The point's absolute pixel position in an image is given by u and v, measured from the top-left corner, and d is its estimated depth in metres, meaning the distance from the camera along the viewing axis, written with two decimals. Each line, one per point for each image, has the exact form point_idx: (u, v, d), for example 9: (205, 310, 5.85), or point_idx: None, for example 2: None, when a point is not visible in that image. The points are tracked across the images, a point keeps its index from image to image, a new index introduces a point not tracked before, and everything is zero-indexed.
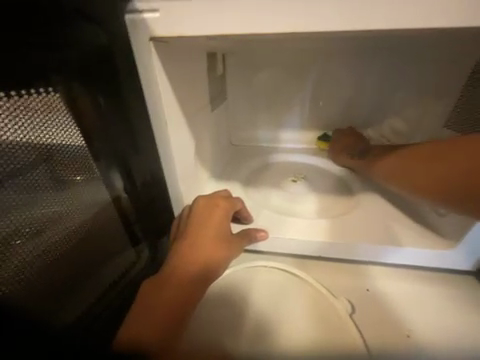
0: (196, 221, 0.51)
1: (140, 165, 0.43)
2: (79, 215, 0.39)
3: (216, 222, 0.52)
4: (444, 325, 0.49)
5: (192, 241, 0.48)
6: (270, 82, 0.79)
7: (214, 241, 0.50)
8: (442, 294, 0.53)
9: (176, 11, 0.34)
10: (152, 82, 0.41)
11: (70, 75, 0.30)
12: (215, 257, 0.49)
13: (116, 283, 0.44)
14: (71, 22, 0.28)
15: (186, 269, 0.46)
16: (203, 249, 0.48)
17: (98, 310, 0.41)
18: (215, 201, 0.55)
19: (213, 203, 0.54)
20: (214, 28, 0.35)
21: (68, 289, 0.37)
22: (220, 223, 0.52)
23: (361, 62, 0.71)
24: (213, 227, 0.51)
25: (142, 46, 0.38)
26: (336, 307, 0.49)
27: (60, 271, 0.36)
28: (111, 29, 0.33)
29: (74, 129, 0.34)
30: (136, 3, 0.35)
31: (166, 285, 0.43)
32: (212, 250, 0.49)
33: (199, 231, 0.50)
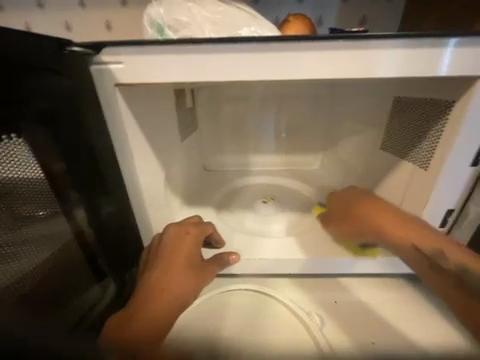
0: (169, 243, 0.52)
1: (106, 198, 0.44)
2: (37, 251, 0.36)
3: (190, 246, 0.53)
4: (405, 329, 0.52)
5: (170, 258, 0.50)
6: (237, 113, 0.87)
7: (190, 259, 0.52)
8: (402, 297, 0.58)
9: (139, 63, 0.39)
10: (118, 123, 0.44)
11: (35, 121, 0.32)
12: (190, 280, 0.50)
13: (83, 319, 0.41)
14: (35, 75, 0.30)
15: (165, 284, 0.47)
16: (180, 266, 0.50)
17: None
18: (187, 226, 0.56)
19: (185, 227, 0.56)
20: (174, 76, 0.40)
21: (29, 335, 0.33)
22: (194, 246, 0.54)
23: (312, 96, 0.83)
24: (187, 247, 0.53)
25: (107, 92, 0.41)
26: (308, 323, 0.50)
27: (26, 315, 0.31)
28: (76, 78, 0.36)
29: (35, 166, 0.34)
30: (101, 56, 0.39)
31: (147, 298, 0.44)
32: (188, 274, 0.50)
33: (173, 256, 0.51)
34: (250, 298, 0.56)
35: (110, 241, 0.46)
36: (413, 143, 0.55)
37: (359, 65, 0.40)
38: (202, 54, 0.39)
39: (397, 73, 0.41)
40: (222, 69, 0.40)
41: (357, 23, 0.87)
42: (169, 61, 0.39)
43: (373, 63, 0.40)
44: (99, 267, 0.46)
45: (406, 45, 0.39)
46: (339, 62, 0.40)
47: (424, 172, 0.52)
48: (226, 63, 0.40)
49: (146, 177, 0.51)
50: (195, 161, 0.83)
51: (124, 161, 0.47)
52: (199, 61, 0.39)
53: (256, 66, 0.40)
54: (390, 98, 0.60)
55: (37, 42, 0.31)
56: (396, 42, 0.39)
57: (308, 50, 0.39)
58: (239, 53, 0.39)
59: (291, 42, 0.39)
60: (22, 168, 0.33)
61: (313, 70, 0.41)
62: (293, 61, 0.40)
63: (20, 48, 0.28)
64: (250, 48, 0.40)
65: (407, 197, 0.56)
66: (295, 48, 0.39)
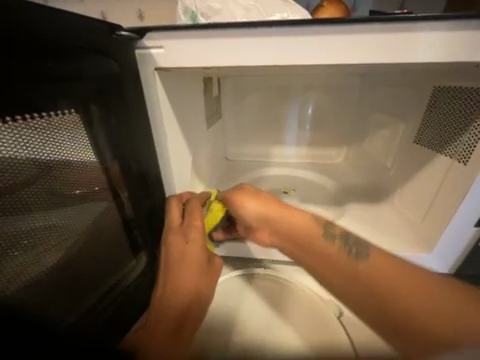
0: (175, 243, 0.49)
1: (143, 177, 0.48)
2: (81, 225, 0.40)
3: (195, 253, 0.49)
4: None
5: (177, 258, 0.48)
6: (260, 103, 0.87)
7: (199, 256, 0.49)
8: None
9: (179, 48, 0.41)
10: (156, 106, 0.47)
11: (88, 101, 0.35)
12: (204, 283, 0.48)
13: (112, 291, 0.45)
14: (89, 58, 0.34)
15: (178, 283, 0.46)
16: (191, 265, 0.48)
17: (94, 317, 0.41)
18: (187, 228, 0.51)
19: (187, 231, 0.51)
20: (209, 61, 0.41)
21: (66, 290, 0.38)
22: (199, 252, 0.50)
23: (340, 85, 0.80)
24: (196, 244, 0.50)
25: (149, 76, 0.44)
26: (324, 309, 0.52)
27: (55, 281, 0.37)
28: (123, 63, 0.39)
29: (89, 148, 0.38)
30: (144, 41, 0.42)
31: (166, 306, 0.44)
32: (200, 277, 0.48)
33: (179, 264, 0.48)
34: (266, 282, 0.58)
35: (144, 218, 0.50)
36: (452, 135, 0.52)
37: (401, 51, 0.39)
38: (237, 39, 0.40)
39: (442, 59, 0.38)
40: (256, 54, 0.41)
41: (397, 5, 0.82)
42: (205, 45, 0.41)
43: (417, 47, 0.38)
44: (134, 241, 0.50)
45: (455, 28, 0.37)
46: (378, 46, 0.39)
47: (462, 166, 0.49)
48: (262, 48, 0.40)
49: (176, 159, 0.54)
50: (218, 149, 0.85)
51: (159, 143, 0.51)
52: (234, 46, 0.40)
53: (292, 51, 0.40)
54: (429, 87, 0.57)
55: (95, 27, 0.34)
56: (442, 25, 0.37)
57: (347, 34, 0.39)
58: (274, 37, 0.40)
59: (329, 25, 0.39)
60: (76, 149, 0.37)
61: (351, 56, 0.39)
62: (331, 45, 0.39)
63: (79, 31, 0.32)
64: (287, 32, 0.40)
65: (441, 193, 0.54)
66: (332, 32, 0.39)
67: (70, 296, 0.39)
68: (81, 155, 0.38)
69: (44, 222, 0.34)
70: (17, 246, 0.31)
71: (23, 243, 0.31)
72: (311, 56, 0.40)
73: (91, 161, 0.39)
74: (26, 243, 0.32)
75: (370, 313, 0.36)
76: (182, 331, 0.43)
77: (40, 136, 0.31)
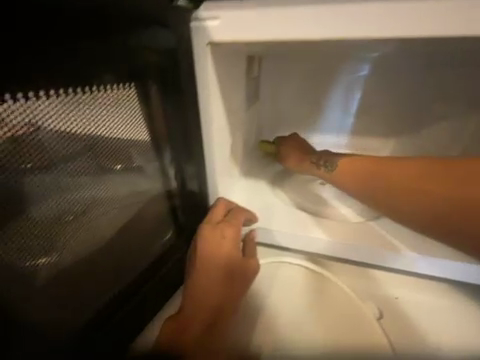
0: (209, 243, 0.53)
1: (189, 155, 0.48)
2: (125, 196, 0.44)
3: (228, 251, 0.53)
4: (464, 335, 0.51)
5: (211, 257, 0.52)
6: (301, 84, 0.80)
7: (231, 257, 0.53)
8: (469, 305, 0.54)
9: (238, 20, 0.39)
10: (205, 83, 0.45)
11: (145, 76, 0.38)
12: (235, 281, 0.52)
13: (139, 281, 0.49)
14: (147, 30, 0.35)
15: (210, 278, 0.51)
16: (223, 263, 0.52)
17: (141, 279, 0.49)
18: (223, 227, 0.54)
19: (221, 230, 0.54)
20: (265, 33, 0.39)
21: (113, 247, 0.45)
22: (233, 251, 0.53)
23: (398, 66, 0.71)
24: (229, 245, 0.53)
25: (201, 51, 0.42)
26: (362, 309, 0.52)
27: (99, 243, 0.43)
28: (179, 36, 0.39)
29: (142, 124, 0.42)
30: (201, 12, 0.40)
31: (200, 299, 0.50)
32: (232, 275, 0.53)
33: (213, 260, 0.52)
34: (299, 272, 0.57)
35: (187, 197, 0.52)
36: None
37: None
38: (299, 9, 0.37)
39: None
40: (324, 27, 0.37)
41: None
42: (267, 18, 0.38)
43: None
44: (176, 215, 0.52)
45: None
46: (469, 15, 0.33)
47: None
48: (332, 21, 0.36)
49: (218, 142, 0.53)
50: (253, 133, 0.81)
51: (206, 124, 0.49)
52: (295, 16, 0.37)
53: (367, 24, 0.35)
54: None
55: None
56: None
57: (437, 5, 0.33)
58: (342, 6, 0.35)
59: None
60: (128, 126, 0.40)
61: (432, 28, 0.34)
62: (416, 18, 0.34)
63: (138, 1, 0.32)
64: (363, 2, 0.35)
65: None
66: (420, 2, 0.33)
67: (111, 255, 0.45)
68: (129, 133, 0.41)
69: (82, 195, 0.39)
70: (62, 214, 0.38)
71: (66, 211, 0.38)
72: (388, 31, 0.35)
73: (143, 138, 0.42)
74: (70, 211, 0.38)
75: (429, 211, 0.49)
76: (220, 320, 0.50)
77: (88, 117, 0.35)
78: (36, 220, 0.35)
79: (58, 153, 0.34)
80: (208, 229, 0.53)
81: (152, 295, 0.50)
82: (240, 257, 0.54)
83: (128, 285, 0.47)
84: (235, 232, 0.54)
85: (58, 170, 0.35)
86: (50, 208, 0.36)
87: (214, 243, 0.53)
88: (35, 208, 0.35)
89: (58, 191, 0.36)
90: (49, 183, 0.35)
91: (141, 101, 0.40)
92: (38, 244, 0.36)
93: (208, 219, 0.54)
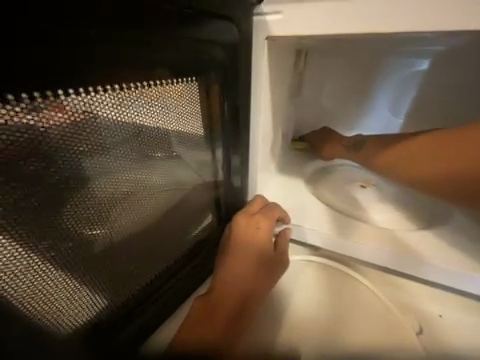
0: (245, 232, 0.54)
1: (237, 145, 0.51)
2: (170, 184, 0.46)
3: (261, 241, 0.54)
4: None
5: (244, 246, 0.53)
6: (348, 80, 0.76)
7: (263, 250, 0.54)
8: None
9: (301, 14, 0.39)
10: (258, 76, 0.47)
11: (210, 70, 0.39)
12: (263, 277, 0.52)
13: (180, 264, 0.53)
14: (216, 26, 0.36)
15: (240, 271, 0.51)
16: (255, 256, 0.53)
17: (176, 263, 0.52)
18: (259, 218, 0.56)
19: (257, 220, 0.55)
20: (333, 23, 0.38)
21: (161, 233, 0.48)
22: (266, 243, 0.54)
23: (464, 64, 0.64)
24: (262, 238, 0.54)
25: (259, 45, 0.44)
26: (399, 321, 0.49)
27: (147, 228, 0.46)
28: (242, 31, 0.40)
29: (198, 117, 0.43)
30: (262, 8, 0.41)
31: (227, 294, 0.49)
32: (261, 270, 0.53)
33: (245, 246, 0.53)
34: (330, 273, 0.57)
35: (229, 185, 0.55)
36: None
37: None
38: None
39: None
40: (394, 22, 0.35)
41: None
42: (333, 12, 0.38)
43: None
44: (219, 202, 0.55)
45: None
46: None
47: None
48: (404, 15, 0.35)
49: (262, 134, 0.55)
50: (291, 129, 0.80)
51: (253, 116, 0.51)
52: (368, 5, 0.36)
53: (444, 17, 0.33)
54: None
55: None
56: None
57: None
58: None
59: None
60: (181, 118, 0.41)
61: None
62: None
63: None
64: None
65: None
66: None
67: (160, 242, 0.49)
68: (178, 124, 0.41)
69: (126, 179, 0.38)
70: (111, 198, 0.37)
71: (115, 194, 0.38)
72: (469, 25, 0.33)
73: (196, 131, 0.45)
74: (118, 194, 0.38)
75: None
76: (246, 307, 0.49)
77: (147, 107, 0.35)
78: (89, 202, 0.35)
79: (110, 138, 0.33)
80: (244, 218, 0.56)
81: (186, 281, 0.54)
82: (271, 250, 0.55)
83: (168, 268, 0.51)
84: (268, 227, 0.55)
85: (109, 155, 0.34)
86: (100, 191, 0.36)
87: (248, 232, 0.54)
88: (87, 192, 0.34)
89: (105, 175, 0.35)
90: (105, 169, 0.35)
91: (200, 99, 0.42)
92: (91, 223, 0.37)
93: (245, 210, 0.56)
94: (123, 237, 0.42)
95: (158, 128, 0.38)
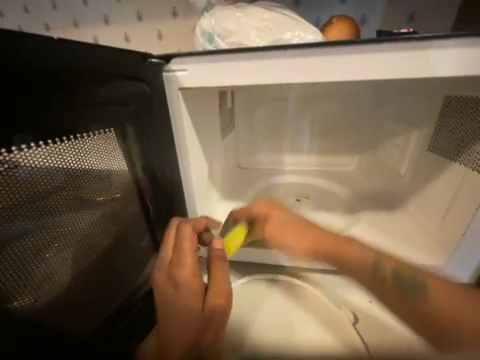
0: (163, 291, 0.42)
1: (168, 181, 0.54)
2: (108, 226, 0.45)
3: (183, 298, 0.41)
4: None
5: (167, 308, 0.41)
6: (271, 114, 0.90)
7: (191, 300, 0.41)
8: None
9: (202, 70, 0.48)
10: (178, 119, 0.54)
11: (128, 118, 0.43)
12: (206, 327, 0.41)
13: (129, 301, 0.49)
14: (128, 82, 0.42)
15: (175, 333, 0.40)
16: (183, 312, 0.41)
17: (118, 315, 0.46)
18: (175, 264, 0.45)
19: (174, 270, 0.44)
20: (224, 80, 0.48)
21: (100, 285, 0.44)
22: (196, 287, 0.43)
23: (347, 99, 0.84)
24: (184, 287, 0.42)
25: (173, 95, 0.51)
26: (338, 314, 0.53)
27: (85, 283, 0.42)
28: (153, 84, 0.47)
29: (123, 158, 0.45)
30: (171, 66, 0.49)
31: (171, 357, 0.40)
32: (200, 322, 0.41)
33: (172, 314, 0.41)
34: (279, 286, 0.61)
35: (165, 222, 0.55)
36: (465, 144, 0.53)
37: (405, 65, 0.43)
38: (252, 58, 0.47)
39: (447, 72, 0.42)
40: (272, 73, 0.47)
41: (406, 21, 0.88)
42: (227, 67, 0.48)
43: (418, 63, 0.42)
44: (157, 240, 0.55)
45: (457, 45, 0.41)
46: (381, 63, 0.43)
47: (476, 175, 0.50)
48: (278, 67, 0.46)
49: (195, 167, 0.60)
50: (232, 159, 0.88)
51: (183, 157, 0.57)
52: (249, 67, 0.47)
53: (305, 69, 0.46)
54: (440, 97, 0.58)
55: (130, 56, 0.42)
56: (447, 42, 0.41)
57: (353, 54, 0.44)
58: (286, 58, 0.46)
59: (333, 47, 0.44)
60: (108, 161, 0.43)
61: (355, 71, 0.44)
62: (339, 64, 0.44)
63: (120, 60, 0.40)
64: (299, 53, 0.45)
65: (456, 201, 0.55)
66: (341, 51, 0.44)
67: (99, 291, 0.44)
68: (104, 165, 0.42)
69: (62, 227, 0.37)
70: (48, 249, 0.35)
71: (52, 245, 0.36)
72: (322, 73, 0.45)
73: (121, 168, 0.46)
74: (55, 244, 0.36)
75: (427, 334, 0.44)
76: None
77: (74, 155, 0.37)
78: (11, 265, 0.31)
79: (38, 190, 0.33)
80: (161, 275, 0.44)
81: (136, 323, 0.49)
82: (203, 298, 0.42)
83: (118, 307, 0.47)
84: (189, 271, 0.44)
85: (40, 205, 0.34)
86: (33, 246, 0.33)
87: (167, 289, 0.42)
88: (19, 247, 0.31)
89: (38, 227, 0.34)
90: (30, 222, 0.33)
91: (124, 141, 0.45)
92: (16, 291, 0.31)
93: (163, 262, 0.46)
94: (60, 303, 0.37)
95: (82, 171, 0.39)
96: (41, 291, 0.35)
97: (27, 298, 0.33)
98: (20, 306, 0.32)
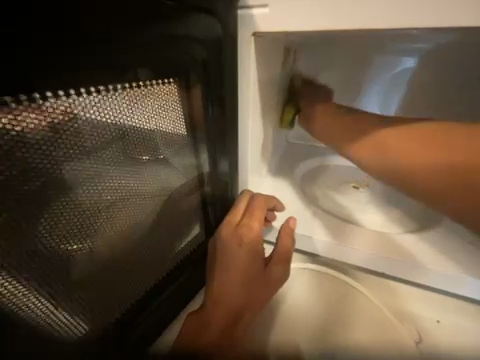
0: (228, 249, 0.46)
1: (223, 152, 0.47)
2: (159, 188, 0.42)
3: (245, 260, 0.46)
4: None
5: (226, 265, 0.46)
6: (340, 78, 0.66)
7: (250, 262, 0.46)
8: None
9: (287, 7, 0.38)
10: (246, 74, 0.45)
11: (192, 69, 0.36)
12: (258, 291, 0.47)
13: (172, 276, 0.48)
14: (200, 18, 0.34)
15: (228, 291, 0.45)
16: (242, 273, 0.45)
17: (158, 288, 0.46)
18: (243, 228, 0.48)
19: (241, 233, 0.47)
20: (314, 21, 0.37)
21: (144, 252, 0.43)
22: (257, 253, 0.47)
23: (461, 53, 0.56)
24: (248, 250, 0.46)
25: (245, 41, 0.42)
26: (400, 330, 0.45)
27: (132, 243, 0.41)
28: (225, 23, 0.38)
29: (180, 116, 0.40)
30: (248, 0, 0.39)
31: (215, 311, 0.44)
32: (254, 284, 0.46)
33: (230, 272, 0.45)
34: (330, 285, 0.52)
35: (218, 194, 0.50)
36: None
37: None
38: None
39: None
40: (386, 11, 0.34)
41: None
42: (321, 3, 0.36)
43: None
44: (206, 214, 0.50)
45: None
46: None
47: None
48: (396, 5, 0.33)
49: (252, 135, 0.52)
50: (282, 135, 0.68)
51: (243, 120, 0.49)
52: (351, 3, 0.35)
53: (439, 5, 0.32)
54: None
55: None
56: None
57: None
58: None
59: None
60: (169, 118, 0.39)
61: None
62: None
63: None
64: None
65: None
66: None
67: (145, 254, 0.44)
68: (164, 123, 0.38)
69: (118, 183, 0.36)
70: (102, 201, 0.35)
71: (107, 198, 0.36)
72: (465, 13, 0.32)
73: (178, 130, 0.41)
74: (109, 198, 0.36)
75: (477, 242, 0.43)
76: (238, 324, 0.46)
77: (131, 107, 0.33)
78: (67, 211, 0.32)
79: (97, 141, 0.32)
80: (226, 233, 0.47)
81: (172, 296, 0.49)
82: (261, 263, 0.48)
83: (159, 280, 0.46)
84: (254, 239, 0.47)
85: (96, 156, 0.32)
86: (89, 196, 0.34)
87: (230, 249, 0.46)
88: (76, 196, 0.32)
89: (96, 179, 0.33)
90: (86, 174, 0.32)
91: (181, 96, 0.38)
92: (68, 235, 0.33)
93: (229, 221, 0.49)
94: (109, 257, 0.39)
95: (140, 127, 0.36)
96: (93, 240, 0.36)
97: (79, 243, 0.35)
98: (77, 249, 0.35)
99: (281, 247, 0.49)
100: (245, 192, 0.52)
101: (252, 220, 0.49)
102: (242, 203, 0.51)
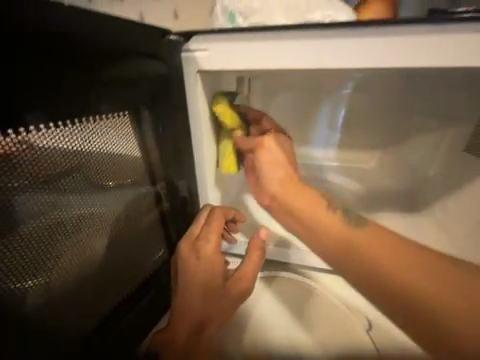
0: (188, 262, 0.48)
1: (179, 173, 0.51)
2: (118, 212, 0.43)
3: (205, 272, 0.46)
4: None
5: (186, 278, 0.47)
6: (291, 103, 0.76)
7: (209, 274, 0.47)
8: None
9: (224, 50, 0.45)
10: (195, 104, 0.51)
11: (142, 102, 0.41)
12: (219, 304, 0.46)
13: (135, 296, 0.46)
14: (144, 61, 0.40)
15: (189, 304, 0.45)
16: (201, 285, 0.46)
17: (124, 310, 0.45)
18: (201, 240, 0.49)
19: (200, 246, 0.48)
20: (245, 61, 0.44)
21: (106, 278, 0.43)
22: (216, 265, 0.47)
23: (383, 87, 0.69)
24: (206, 263, 0.47)
25: (191, 77, 0.48)
26: (352, 321, 0.51)
27: (92, 272, 0.40)
28: (170, 64, 0.44)
29: (134, 143, 0.43)
30: (190, 45, 0.46)
31: (178, 325, 0.45)
32: (215, 297, 0.46)
33: (190, 284, 0.46)
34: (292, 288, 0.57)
35: (178, 211, 0.53)
36: None
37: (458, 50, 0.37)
38: (277, 40, 0.42)
39: None
40: (300, 53, 0.42)
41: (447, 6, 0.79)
42: (250, 47, 0.44)
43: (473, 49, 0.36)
44: (168, 231, 0.52)
45: None
46: (432, 47, 0.37)
47: None
48: (307, 50, 0.42)
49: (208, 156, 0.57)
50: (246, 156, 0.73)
51: (197, 142, 0.54)
52: (273, 47, 0.43)
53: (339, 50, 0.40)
54: None
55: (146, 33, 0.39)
56: None
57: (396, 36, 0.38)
58: (316, 39, 0.41)
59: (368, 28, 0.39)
60: (123, 145, 0.42)
61: (401, 56, 0.38)
62: (383, 46, 0.39)
63: (135, 38, 0.38)
64: (332, 34, 0.41)
65: None
66: (378, 34, 0.39)
67: (107, 280, 0.43)
68: (117, 151, 0.41)
69: (76, 210, 0.37)
70: (60, 229, 0.36)
71: (65, 225, 0.36)
72: (359, 56, 0.40)
73: (135, 155, 0.44)
74: (68, 225, 0.36)
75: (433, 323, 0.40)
76: (201, 338, 0.46)
77: (88, 138, 0.36)
78: (23, 244, 0.31)
79: (54, 170, 0.33)
80: (186, 246, 0.49)
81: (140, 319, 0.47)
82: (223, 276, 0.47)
83: (124, 301, 0.45)
84: (211, 250, 0.48)
85: (54, 185, 0.34)
86: (46, 225, 0.34)
87: (189, 262, 0.47)
88: (32, 226, 0.32)
89: (53, 207, 0.34)
90: (43, 202, 0.33)
91: (134, 126, 0.42)
92: (22, 270, 0.32)
93: (189, 235, 0.50)
94: (68, 292, 0.38)
95: (96, 155, 0.38)
96: (50, 273, 0.35)
97: (31, 280, 0.33)
98: (32, 286, 0.33)
99: (248, 262, 0.49)
100: (205, 207, 0.56)
101: (211, 233, 0.50)
102: (202, 216, 0.53)
